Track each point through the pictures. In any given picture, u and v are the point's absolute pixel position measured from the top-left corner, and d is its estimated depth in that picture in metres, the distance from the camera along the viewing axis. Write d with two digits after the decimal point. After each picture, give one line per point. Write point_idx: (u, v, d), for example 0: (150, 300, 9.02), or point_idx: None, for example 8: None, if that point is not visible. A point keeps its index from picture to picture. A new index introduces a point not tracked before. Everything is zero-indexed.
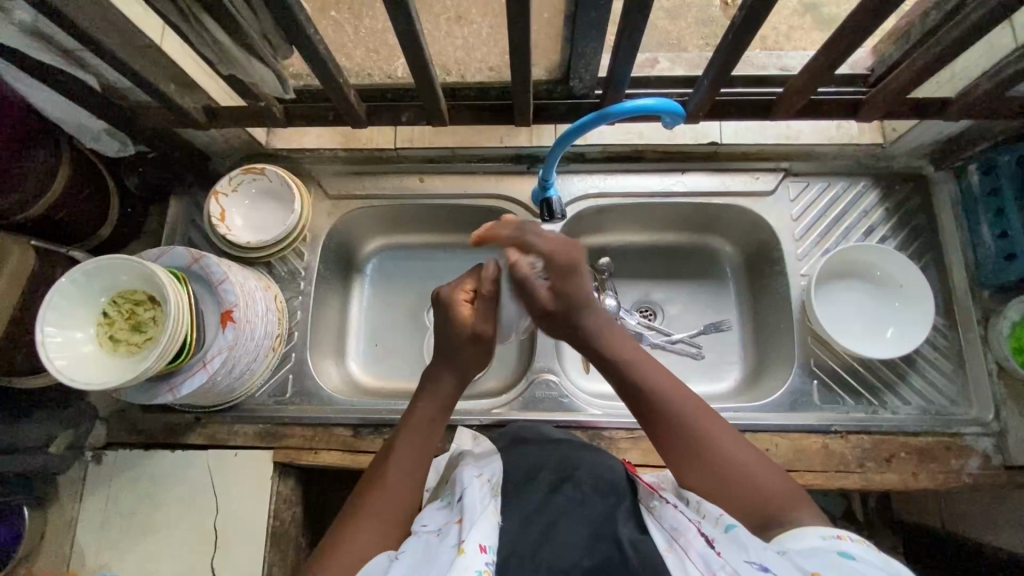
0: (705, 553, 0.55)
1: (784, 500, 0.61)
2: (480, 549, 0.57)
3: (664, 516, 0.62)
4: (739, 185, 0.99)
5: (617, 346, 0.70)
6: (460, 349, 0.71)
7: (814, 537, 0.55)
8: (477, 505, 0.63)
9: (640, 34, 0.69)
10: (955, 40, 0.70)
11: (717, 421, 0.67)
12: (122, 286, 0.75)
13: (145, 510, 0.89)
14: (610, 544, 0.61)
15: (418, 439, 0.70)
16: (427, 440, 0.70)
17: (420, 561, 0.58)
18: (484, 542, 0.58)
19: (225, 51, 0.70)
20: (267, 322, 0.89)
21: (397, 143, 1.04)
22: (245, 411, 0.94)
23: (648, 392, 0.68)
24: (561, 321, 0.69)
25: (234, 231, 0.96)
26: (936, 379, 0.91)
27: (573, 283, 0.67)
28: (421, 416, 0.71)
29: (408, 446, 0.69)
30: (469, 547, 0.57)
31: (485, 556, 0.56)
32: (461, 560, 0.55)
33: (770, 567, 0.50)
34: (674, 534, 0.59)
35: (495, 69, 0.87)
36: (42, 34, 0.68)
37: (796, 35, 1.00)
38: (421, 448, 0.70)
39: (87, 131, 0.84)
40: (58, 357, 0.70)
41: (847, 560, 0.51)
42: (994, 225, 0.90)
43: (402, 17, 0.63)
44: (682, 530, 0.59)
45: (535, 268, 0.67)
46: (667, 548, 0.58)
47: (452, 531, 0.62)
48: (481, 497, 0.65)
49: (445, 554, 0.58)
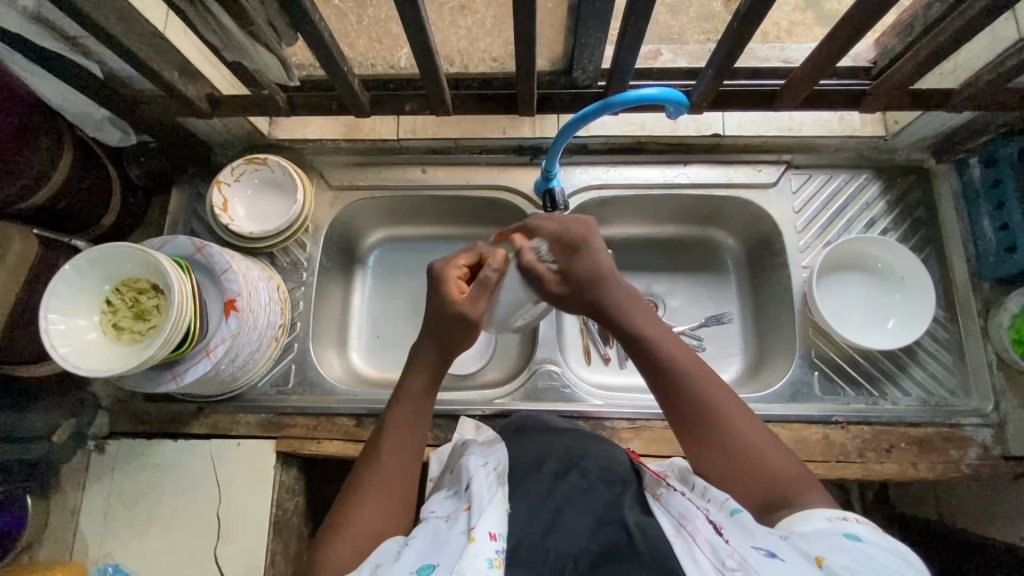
0: (713, 538, 0.55)
1: (796, 487, 0.62)
2: (489, 537, 0.57)
3: (672, 503, 0.62)
4: (742, 177, 0.99)
5: (636, 324, 0.70)
6: (448, 325, 0.69)
7: (820, 519, 0.55)
8: (484, 493, 0.63)
9: (644, 23, 0.69)
10: (960, 30, 0.70)
11: (737, 406, 0.67)
12: (124, 274, 0.75)
13: (148, 500, 0.90)
14: (615, 527, 0.62)
15: (410, 411, 0.70)
16: (418, 411, 0.70)
17: (430, 547, 0.58)
18: (493, 529, 0.58)
19: (229, 38, 0.69)
20: (269, 311, 0.89)
21: (399, 134, 1.03)
22: (247, 401, 0.94)
23: (670, 373, 0.67)
24: (574, 298, 0.70)
25: (236, 221, 0.95)
26: (936, 370, 0.92)
27: (584, 259, 0.69)
28: (416, 385, 0.71)
29: (399, 420, 0.69)
30: (479, 535, 0.56)
31: (494, 544, 0.56)
32: (471, 548, 0.55)
33: (778, 554, 0.51)
34: (681, 520, 0.59)
35: (498, 60, 0.86)
36: (45, 20, 0.69)
37: (799, 29, 1.00)
38: (412, 419, 0.70)
39: (89, 119, 0.85)
40: (61, 346, 0.70)
41: (856, 542, 0.52)
42: (994, 217, 0.90)
43: (407, 5, 0.63)
44: (690, 517, 0.59)
45: (540, 250, 0.70)
46: (675, 534, 0.57)
47: (461, 518, 0.62)
48: (489, 486, 0.64)
49: (454, 541, 0.58)
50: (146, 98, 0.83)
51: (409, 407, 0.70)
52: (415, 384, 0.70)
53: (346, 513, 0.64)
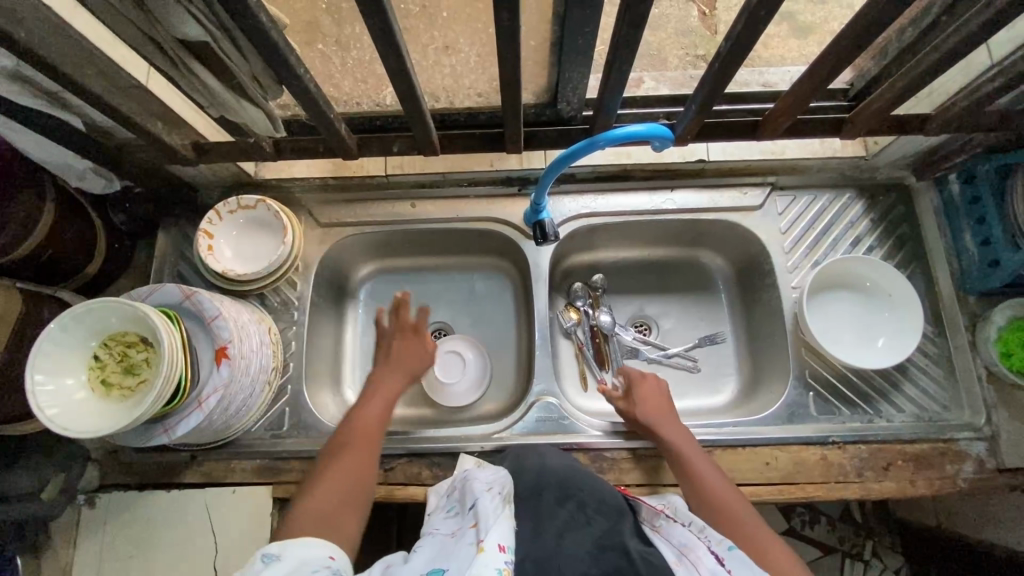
0: (715, 568, 0.61)
1: (772, 542, 0.71)
2: (499, 548, 0.59)
3: (672, 534, 0.66)
4: (727, 200, 1.00)
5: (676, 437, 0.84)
6: (410, 349, 0.93)
7: None
8: (491, 512, 0.66)
9: (628, 68, 0.69)
10: (935, 63, 0.71)
11: (740, 498, 0.77)
12: (112, 329, 0.73)
13: (142, 555, 0.87)
14: (618, 554, 0.61)
15: (384, 392, 0.87)
16: (383, 406, 0.86)
17: (441, 554, 0.64)
18: (502, 542, 0.60)
19: (214, 95, 0.68)
20: (261, 355, 0.88)
21: (388, 171, 1.03)
22: (242, 447, 0.93)
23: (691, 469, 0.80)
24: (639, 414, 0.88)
25: (223, 262, 0.93)
26: (928, 387, 0.93)
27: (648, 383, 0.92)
28: (388, 383, 0.88)
29: (357, 421, 0.84)
30: (489, 546, 0.59)
31: (503, 555, 0.58)
32: (480, 557, 0.58)
33: None
34: (682, 549, 0.64)
35: (482, 94, 0.89)
36: (23, 78, 0.67)
37: (776, 42, 1.08)
38: (383, 390, 0.88)
39: (72, 170, 0.84)
40: (49, 407, 0.68)
41: None
42: (977, 233, 0.92)
43: (392, 58, 0.62)
44: (692, 546, 0.64)
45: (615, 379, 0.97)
46: (677, 563, 0.63)
47: (467, 532, 0.65)
48: (494, 505, 0.67)
49: (465, 549, 0.62)
50: (128, 146, 0.82)
51: (377, 396, 0.87)
52: (375, 402, 0.86)
53: (302, 498, 0.75)
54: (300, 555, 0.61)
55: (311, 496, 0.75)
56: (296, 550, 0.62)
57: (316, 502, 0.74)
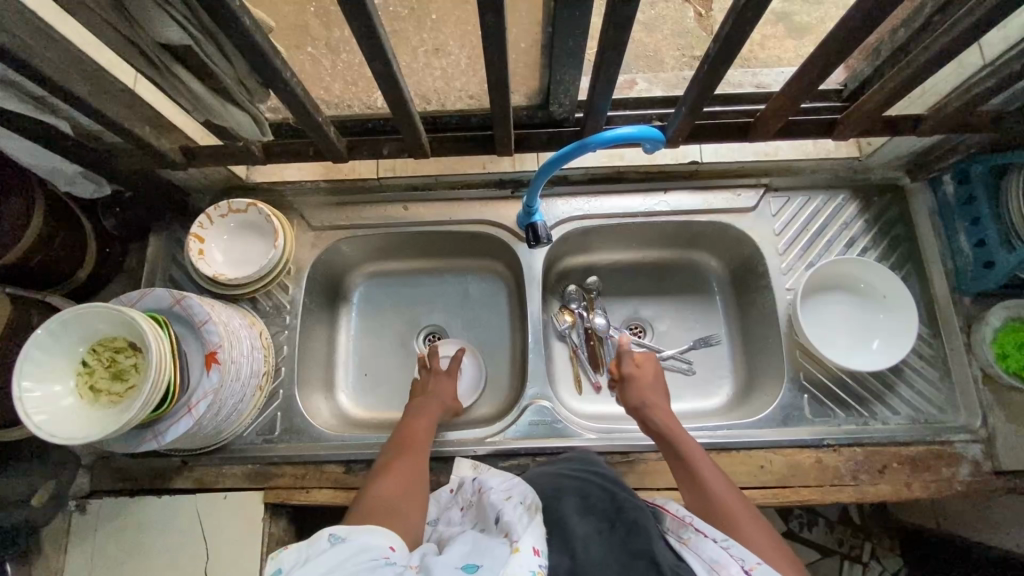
0: None
1: (768, 538, 0.67)
2: (533, 551, 0.62)
3: (703, 548, 0.65)
4: (721, 202, 1.00)
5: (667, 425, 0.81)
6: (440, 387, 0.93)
7: None
8: (519, 520, 0.67)
9: (616, 70, 0.69)
10: (926, 64, 0.70)
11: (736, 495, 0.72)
12: (101, 334, 0.73)
13: (132, 561, 0.87)
14: (647, 563, 0.62)
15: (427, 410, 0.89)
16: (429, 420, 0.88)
17: (473, 550, 0.64)
18: (536, 545, 0.63)
19: (201, 99, 0.67)
20: (253, 359, 0.87)
21: (379, 173, 1.03)
22: (232, 453, 0.92)
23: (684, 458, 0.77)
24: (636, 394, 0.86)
25: (214, 266, 0.93)
26: (924, 388, 0.92)
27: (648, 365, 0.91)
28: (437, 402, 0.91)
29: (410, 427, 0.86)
30: (524, 548, 0.62)
31: (539, 558, 0.61)
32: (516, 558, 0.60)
33: None
34: (713, 566, 0.62)
35: (474, 97, 0.88)
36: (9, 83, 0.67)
37: (771, 42, 1.08)
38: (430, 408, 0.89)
39: (61, 174, 0.82)
40: (37, 414, 0.68)
41: None
42: (971, 234, 0.91)
43: (379, 62, 0.62)
44: (723, 563, 0.62)
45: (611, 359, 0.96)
46: None
47: (498, 538, 0.66)
48: (522, 516, 0.68)
49: (499, 549, 0.63)
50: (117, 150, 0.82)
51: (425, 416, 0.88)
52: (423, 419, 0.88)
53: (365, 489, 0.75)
54: (364, 542, 0.60)
55: (375, 487, 0.74)
56: (362, 537, 0.61)
57: (377, 493, 0.73)
